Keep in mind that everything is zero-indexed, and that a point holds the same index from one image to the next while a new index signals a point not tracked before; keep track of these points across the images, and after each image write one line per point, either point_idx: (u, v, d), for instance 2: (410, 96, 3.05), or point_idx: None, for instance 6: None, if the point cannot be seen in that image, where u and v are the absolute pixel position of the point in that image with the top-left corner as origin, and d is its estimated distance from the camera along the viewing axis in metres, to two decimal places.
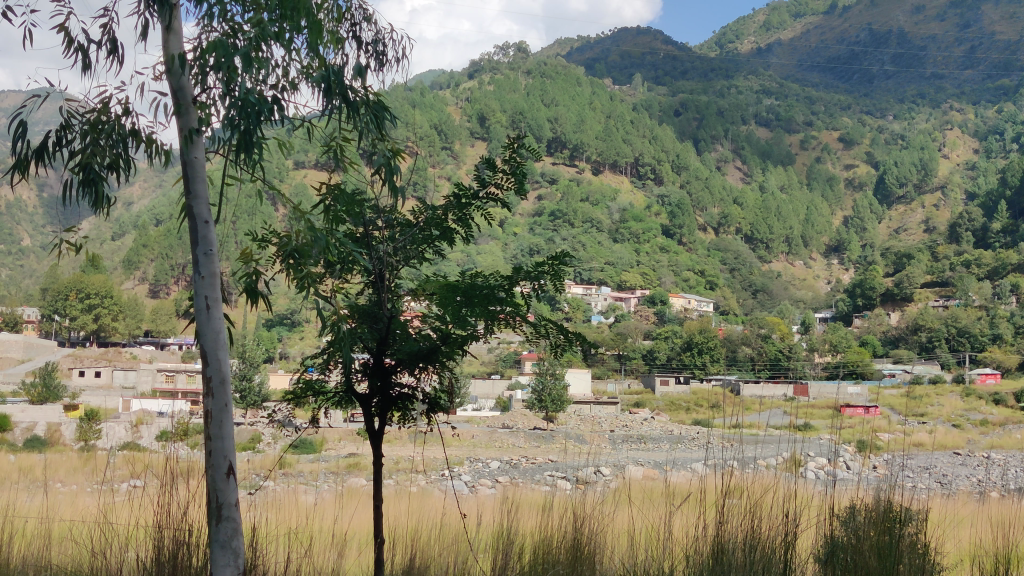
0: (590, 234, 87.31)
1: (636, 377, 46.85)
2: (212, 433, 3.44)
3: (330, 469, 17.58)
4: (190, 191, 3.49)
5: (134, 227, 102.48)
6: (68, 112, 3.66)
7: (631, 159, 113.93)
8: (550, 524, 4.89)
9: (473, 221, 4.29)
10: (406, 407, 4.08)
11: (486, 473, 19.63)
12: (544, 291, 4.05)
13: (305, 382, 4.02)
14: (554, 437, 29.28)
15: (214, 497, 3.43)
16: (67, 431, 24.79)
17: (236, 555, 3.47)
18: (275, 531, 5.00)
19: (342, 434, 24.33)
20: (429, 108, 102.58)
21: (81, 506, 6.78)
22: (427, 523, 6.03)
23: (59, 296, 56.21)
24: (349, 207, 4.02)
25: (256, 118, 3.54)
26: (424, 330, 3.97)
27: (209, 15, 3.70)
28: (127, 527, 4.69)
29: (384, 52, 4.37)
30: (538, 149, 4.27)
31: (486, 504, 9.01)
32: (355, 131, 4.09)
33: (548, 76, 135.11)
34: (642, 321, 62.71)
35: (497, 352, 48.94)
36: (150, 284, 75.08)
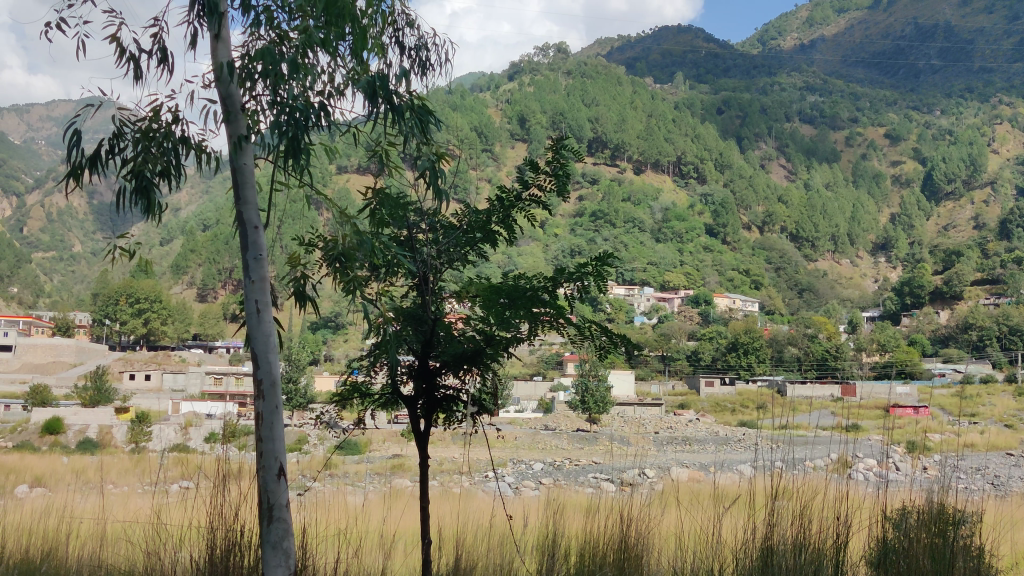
0: (632, 235, 87.06)
1: (680, 378, 46.62)
2: (262, 434, 3.50)
3: (375, 469, 17.69)
4: (240, 198, 3.54)
5: (183, 233, 104.28)
6: (120, 120, 3.74)
7: (673, 158, 113.27)
8: (597, 526, 4.89)
9: (516, 223, 4.28)
10: (450, 408, 4.10)
11: (529, 475, 19.65)
12: (588, 291, 4.01)
13: (351, 384, 4.06)
14: (598, 439, 29.17)
15: (266, 496, 3.48)
16: (119, 433, 25.26)
17: (287, 557, 3.51)
18: (326, 531, 5.05)
19: (387, 435, 24.51)
20: (471, 109, 103.08)
21: (132, 509, 6.93)
22: (471, 525, 6.04)
23: (111, 301, 57.52)
24: (394, 210, 4.06)
25: (303, 124, 3.61)
26: (467, 332, 3.99)
27: (256, 24, 3.76)
28: (179, 528, 4.78)
29: (429, 58, 4.41)
30: (580, 150, 4.27)
31: (532, 506, 9.04)
32: (400, 135, 4.14)
33: (588, 76, 134.96)
34: (686, 322, 62.38)
35: (539, 353, 48.95)
36: (198, 287, 76.46)
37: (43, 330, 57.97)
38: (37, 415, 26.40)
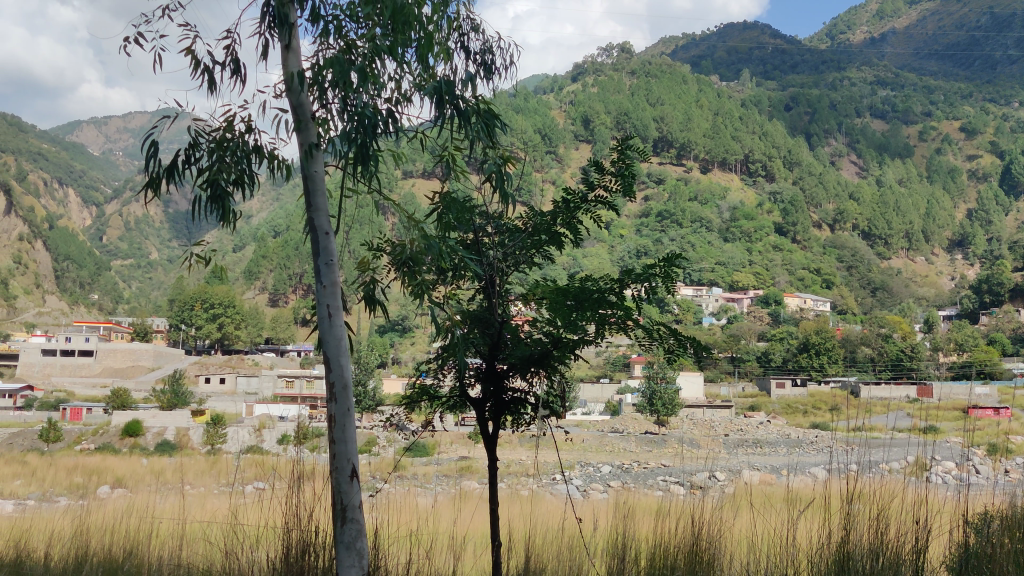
0: (699, 235, 86.25)
1: (750, 380, 45.99)
2: (335, 437, 3.55)
3: (443, 472, 17.75)
4: (311, 204, 3.61)
5: (255, 239, 106.63)
6: (196, 131, 3.83)
7: (741, 156, 111.70)
8: (668, 529, 4.82)
9: (581, 225, 4.26)
10: (519, 412, 4.10)
11: (597, 478, 19.55)
12: (655, 292, 3.96)
13: (419, 388, 4.10)
14: (666, 442, 28.89)
15: (339, 499, 3.53)
16: (195, 434, 25.84)
17: (360, 557, 3.55)
18: (398, 531, 5.10)
19: (454, 436, 24.66)
20: (536, 111, 103.22)
21: (209, 509, 7.10)
22: (540, 528, 6.04)
23: (186, 307, 59.04)
24: (460, 214, 4.08)
25: (372, 131, 3.65)
26: (533, 335, 3.99)
27: (326, 34, 3.83)
28: (255, 529, 4.88)
29: (493, 62, 4.44)
30: (645, 150, 4.24)
31: (601, 509, 9.02)
32: (465, 140, 4.20)
33: (653, 75, 133.99)
34: (756, 322, 61.50)
35: (606, 355, 48.75)
36: (270, 292, 78.02)
37: (123, 335, 59.72)
38: (117, 418, 27.23)
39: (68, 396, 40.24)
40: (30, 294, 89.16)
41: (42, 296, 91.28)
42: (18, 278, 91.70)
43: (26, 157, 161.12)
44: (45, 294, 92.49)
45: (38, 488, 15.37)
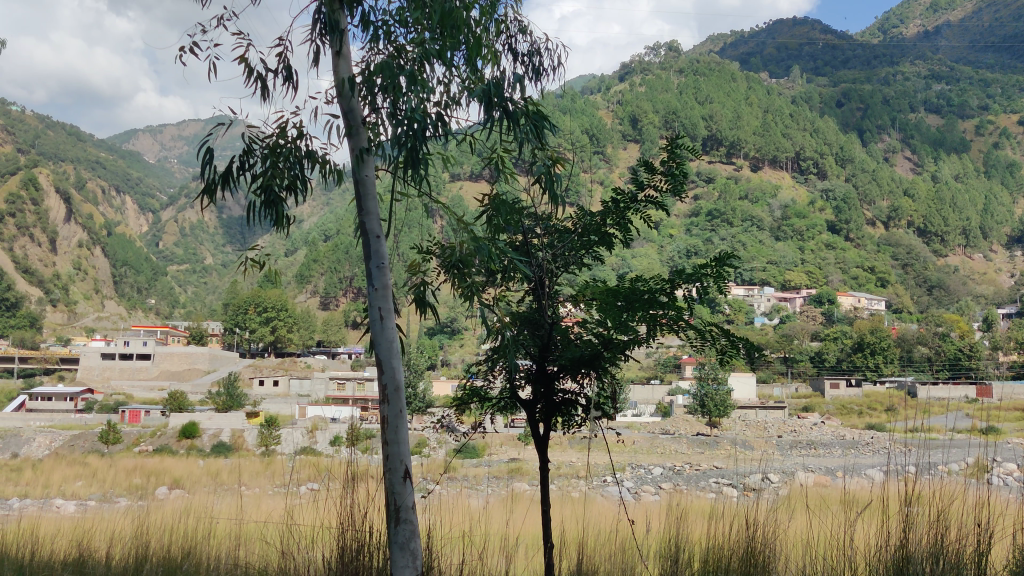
0: (750, 234, 85.29)
1: (803, 381, 45.35)
2: (389, 438, 3.58)
3: (494, 474, 17.80)
4: (362, 209, 3.65)
5: (306, 243, 107.93)
6: (250, 138, 3.90)
7: (792, 154, 110.20)
8: (721, 531, 4.78)
9: (632, 224, 4.22)
10: (570, 413, 4.10)
11: (649, 480, 19.44)
12: (707, 292, 3.90)
13: (470, 390, 4.12)
14: (718, 443, 28.62)
15: (393, 499, 3.55)
16: (249, 436, 26.25)
17: (414, 557, 3.56)
18: (450, 532, 5.12)
19: (504, 438, 24.70)
20: (584, 112, 102.90)
21: (264, 509, 7.22)
22: (591, 530, 6.04)
23: (240, 311, 59.95)
24: (509, 216, 4.09)
25: (421, 136, 3.68)
26: (583, 336, 3.97)
27: (375, 40, 3.87)
28: (309, 529, 4.94)
29: (542, 63, 4.45)
30: (696, 149, 4.19)
31: (652, 509, 8.98)
32: (515, 142, 4.20)
33: (701, 73, 132.94)
34: (809, 322, 60.60)
35: (656, 356, 48.47)
36: (321, 296, 78.92)
37: (179, 338, 60.89)
38: (174, 420, 27.78)
39: (127, 399, 41.16)
40: (90, 299, 91.34)
41: (101, 301, 93.46)
42: (78, 284, 94.00)
43: (84, 165, 165.02)
44: (104, 299, 94.66)
45: (99, 489, 15.76)
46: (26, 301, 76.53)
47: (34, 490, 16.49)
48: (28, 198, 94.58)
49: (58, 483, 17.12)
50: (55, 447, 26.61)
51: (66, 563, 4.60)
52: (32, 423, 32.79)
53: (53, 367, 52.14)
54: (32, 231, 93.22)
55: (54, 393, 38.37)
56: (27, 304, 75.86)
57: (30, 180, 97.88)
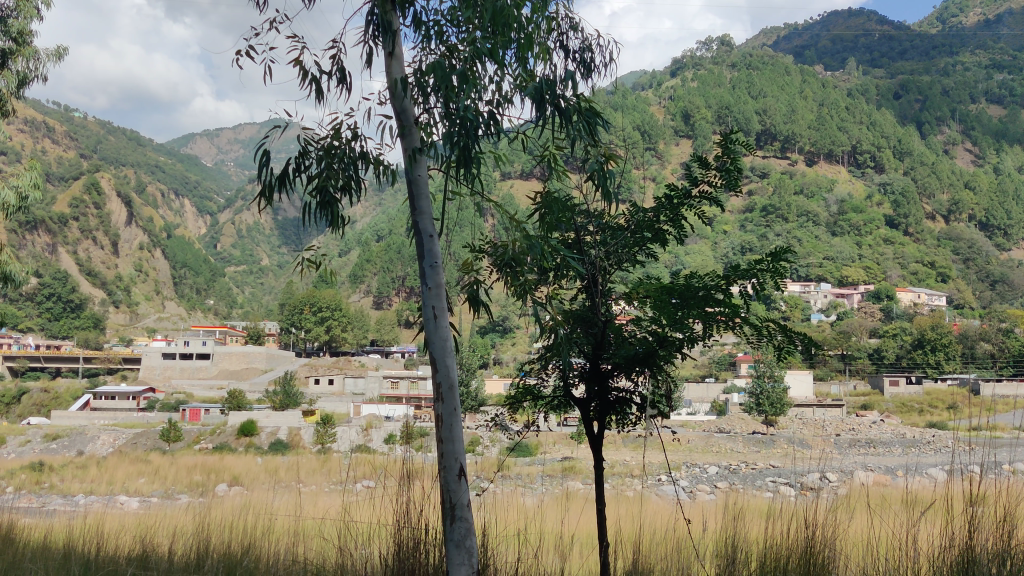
0: (806, 229, 84.15)
1: (862, 378, 44.60)
2: (444, 435, 3.61)
3: (547, 472, 17.85)
4: (415, 209, 3.67)
5: (359, 244, 109.18)
6: (305, 141, 3.96)
7: (848, 148, 108.41)
8: (779, 531, 4.73)
9: (686, 221, 4.17)
10: (624, 412, 4.07)
11: (704, 478, 19.33)
12: (761, 291, 3.85)
13: (523, 387, 4.14)
14: (775, 442, 28.29)
15: (448, 496, 3.57)
16: (306, 434, 26.59)
17: (470, 554, 3.58)
18: (505, 529, 5.12)
19: (558, 437, 24.70)
20: (636, 108, 102.42)
21: (320, 507, 7.32)
22: (647, 531, 6.02)
23: (296, 310, 60.88)
24: (562, 214, 4.07)
25: (474, 134, 3.71)
26: (637, 334, 3.94)
27: (427, 39, 3.89)
28: (365, 527, 4.99)
29: (592, 59, 4.43)
30: (750, 144, 4.13)
31: (708, 509, 8.92)
32: (567, 139, 4.20)
33: (754, 67, 131.46)
34: (867, 318, 59.58)
35: (711, 354, 48.10)
36: (375, 295, 79.82)
37: (238, 338, 62.03)
38: (234, 418, 28.29)
39: (188, 397, 42.06)
40: (151, 300, 93.63)
41: (162, 302, 95.74)
42: (139, 285, 96.39)
43: (145, 169, 168.97)
44: (165, 300, 96.86)
45: (162, 485, 16.16)
46: (90, 302, 78.64)
47: (99, 487, 16.92)
48: (91, 202, 97.17)
49: (121, 480, 17.57)
50: (119, 445, 27.30)
51: (130, 557, 4.69)
52: (97, 421, 33.67)
53: (116, 366, 53.51)
54: (95, 234, 95.76)
55: (117, 392, 39.32)
56: (91, 305, 77.97)
57: (93, 184, 100.66)
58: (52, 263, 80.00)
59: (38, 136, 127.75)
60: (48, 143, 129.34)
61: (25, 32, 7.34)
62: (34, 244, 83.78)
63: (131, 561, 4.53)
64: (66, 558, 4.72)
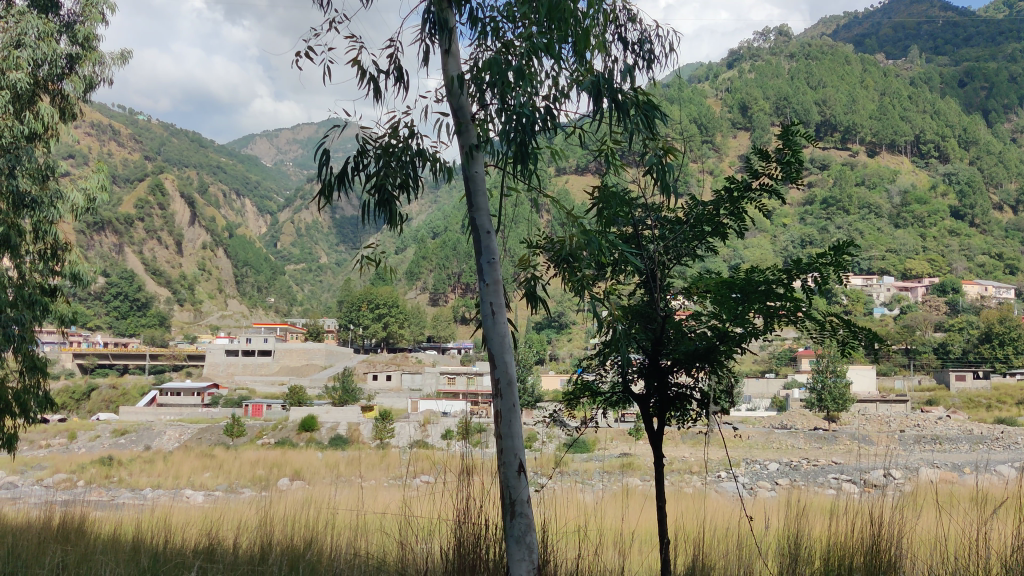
0: (868, 222, 82.72)
1: (927, 373, 43.61)
2: (503, 431, 3.62)
3: (605, 468, 17.87)
4: (472, 206, 3.68)
5: (416, 241, 110.19)
6: (363, 141, 4.00)
7: (911, 137, 106.06)
8: (843, 528, 4.64)
9: (746, 215, 4.10)
10: (683, 407, 4.03)
11: (765, 475, 19.13)
12: (825, 282, 3.77)
13: (580, 384, 4.11)
14: (837, 438, 27.86)
15: (508, 493, 3.58)
16: (365, 429, 26.93)
17: (530, 550, 3.59)
18: (563, 528, 5.10)
19: (615, 433, 24.67)
20: (693, 101, 101.54)
21: (377, 503, 7.41)
22: (705, 528, 5.98)
23: (354, 307, 61.69)
24: (619, 208, 4.05)
25: (530, 131, 3.70)
26: (697, 330, 3.89)
27: (484, 34, 3.90)
28: (424, 522, 5.01)
29: (652, 50, 4.40)
30: (811, 135, 4.02)
31: (768, 507, 8.85)
32: (624, 134, 4.17)
33: (813, 57, 129.39)
34: (932, 312, 58.26)
35: (771, 350, 47.58)
36: (431, 292, 80.50)
37: (298, 335, 63.05)
38: (295, 413, 28.77)
39: (250, 393, 42.81)
40: (214, 298, 95.68)
41: (225, 300, 97.77)
42: (202, 284, 98.46)
43: (207, 170, 172.35)
44: (227, 298, 98.71)
45: (226, 479, 16.52)
46: (155, 301, 80.52)
47: (166, 481, 17.34)
48: (155, 203, 99.55)
49: (188, 474, 17.97)
50: (184, 440, 27.91)
51: (196, 550, 4.77)
52: (163, 417, 34.50)
53: (181, 363, 54.78)
54: (160, 234, 98.14)
55: (183, 389, 40.22)
56: (157, 303, 79.88)
57: (158, 185, 103.13)
58: (119, 263, 82.14)
59: (104, 139, 131.14)
60: (114, 146, 132.72)
61: (92, 36, 7.53)
62: (102, 244, 86.16)
63: (198, 555, 4.62)
64: (135, 551, 4.83)
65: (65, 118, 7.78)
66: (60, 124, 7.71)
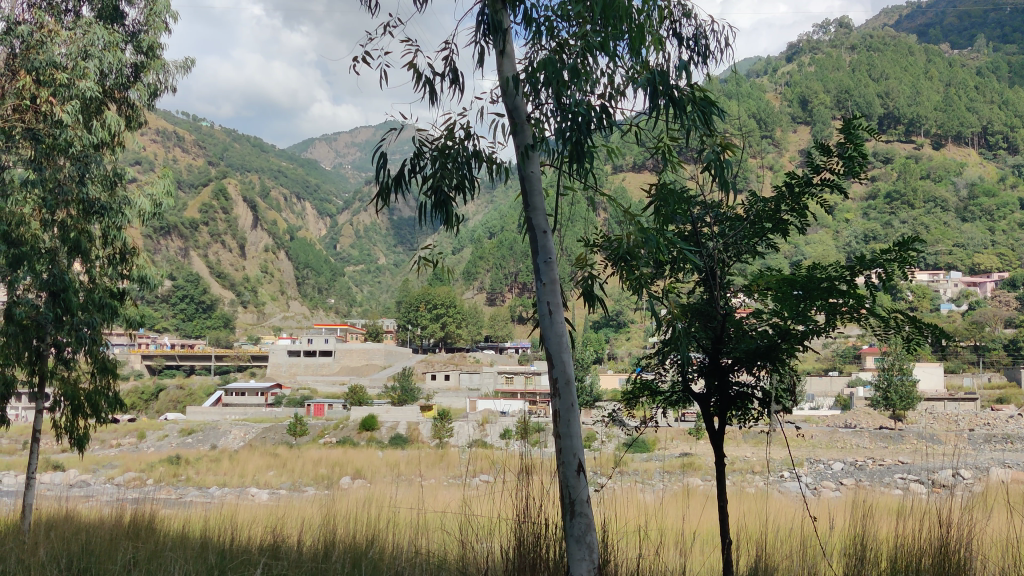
0: (934, 215, 80.76)
1: (997, 370, 42.39)
2: (562, 431, 3.61)
3: (666, 468, 17.80)
4: (529, 204, 3.70)
5: (473, 241, 110.78)
6: (420, 142, 4.04)
7: (978, 129, 103.32)
8: (911, 529, 4.52)
9: (808, 211, 4.04)
10: (745, 406, 3.98)
11: (830, 474, 18.77)
12: (889, 279, 3.68)
13: (640, 384, 4.10)
14: (904, 437, 27.23)
15: (567, 491, 3.57)
16: (424, 429, 27.18)
17: (591, 549, 3.57)
18: (625, 528, 5.05)
19: (675, 433, 24.46)
20: (752, 95, 100.45)
21: (433, 502, 7.50)
22: (766, 528, 5.92)
23: (412, 308, 62.26)
24: (678, 205, 4.03)
25: (587, 128, 3.69)
26: (758, 327, 3.84)
27: (538, 36, 3.92)
28: (482, 521, 5.04)
29: (707, 45, 4.37)
30: (873, 128, 3.93)
31: (832, 507, 8.72)
32: (681, 131, 4.13)
33: (875, 49, 126.91)
34: (1002, 308, 56.70)
35: (834, 348, 46.76)
36: (488, 292, 80.89)
37: (358, 335, 63.82)
38: (356, 413, 29.18)
39: (312, 393, 43.43)
40: (276, 300, 97.50)
41: (286, 302, 99.44)
42: (265, 286, 100.43)
43: (268, 174, 175.21)
44: (288, 300, 100.46)
45: (290, 478, 16.81)
46: (220, 303, 82.24)
47: (231, 480, 17.68)
48: (218, 207, 101.73)
49: (253, 473, 18.31)
50: (249, 439, 28.47)
51: (263, 547, 4.85)
52: (228, 416, 35.12)
53: (245, 364, 55.84)
54: (224, 238, 100.32)
55: (247, 389, 41.03)
56: (221, 305, 81.57)
57: (221, 190, 105.39)
58: (185, 266, 84.13)
59: (169, 145, 134.38)
60: (178, 152, 135.79)
61: (156, 45, 7.72)
62: (169, 249, 88.25)
63: (264, 551, 4.70)
64: (202, 547, 4.92)
65: (132, 126, 8.02)
66: (127, 131, 7.96)
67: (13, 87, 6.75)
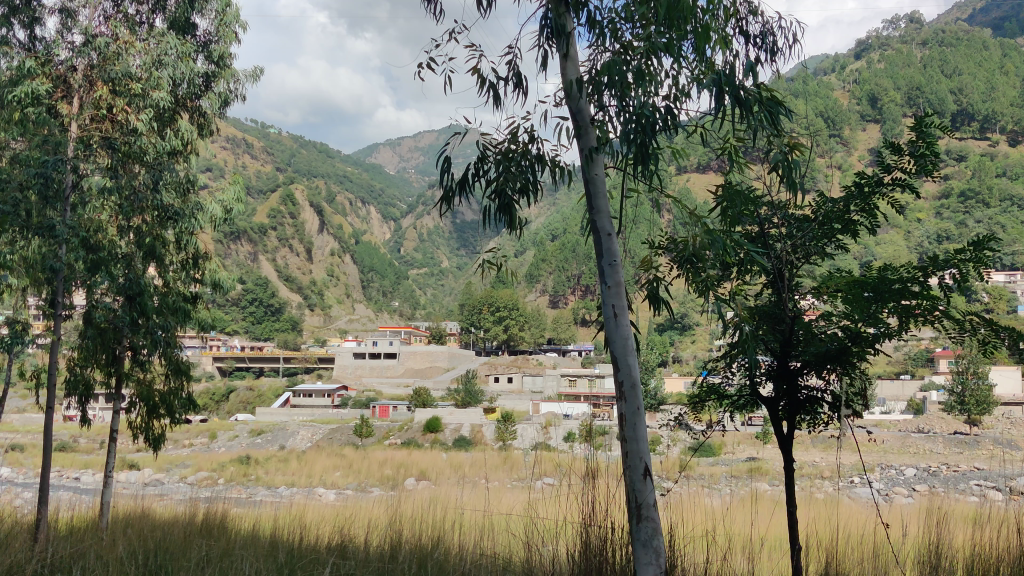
0: (1011, 214, 78.11)
1: None
2: (628, 433, 3.60)
3: (732, 472, 17.62)
4: (594, 207, 3.69)
5: (535, 244, 110.77)
6: (484, 145, 4.06)
7: None
8: (990, 539, 4.39)
9: (877, 211, 3.94)
10: (814, 409, 3.91)
11: (900, 480, 18.34)
12: (964, 278, 3.58)
13: (707, 387, 4.07)
14: (979, 442, 26.45)
15: (633, 496, 3.55)
16: (488, 430, 27.32)
17: (658, 553, 3.53)
18: (692, 533, 5.00)
19: (739, 437, 24.18)
20: (820, 93, 98.62)
21: (494, 504, 7.57)
22: (836, 534, 5.83)
23: (476, 311, 62.56)
24: (743, 206, 4.00)
25: (651, 130, 3.67)
26: (828, 330, 3.77)
27: (600, 36, 3.91)
28: (546, 522, 5.05)
29: (774, 43, 4.33)
30: (945, 125, 3.83)
31: (903, 512, 8.52)
32: (748, 131, 4.07)
33: (948, 44, 123.89)
34: None
35: (907, 352, 45.66)
36: (551, 295, 80.96)
37: (422, 338, 64.41)
38: (420, 414, 29.46)
39: (377, 396, 43.88)
40: (342, 303, 98.95)
41: (352, 305, 100.70)
42: (332, 289, 101.94)
43: (334, 179, 178.01)
44: (354, 303, 101.80)
45: (356, 479, 17.07)
46: (288, 306, 83.70)
47: (300, 480, 18.00)
48: (286, 212, 103.54)
49: (320, 473, 18.61)
50: (317, 439, 28.92)
51: (330, 547, 4.92)
52: (296, 417, 35.69)
53: (313, 366, 56.62)
54: (291, 242, 102.13)
55: (314, 391, 41.68)
56: (289, 308, 83.06)
57: (289, 196, 107.28)
58: (253, 270, 85.80)
59: (239, 152, 137.33)
60: (247, 158, 138.65)
61: (226, 55, 7.94)
62: (238, 253, 90.11)
63: (332, 551, 4.76)
64: (272, 546, 5.01)
65: (203, 134, 8.24)
66: (199, 138, 8.18)
67: (90, 97, 6.90)
